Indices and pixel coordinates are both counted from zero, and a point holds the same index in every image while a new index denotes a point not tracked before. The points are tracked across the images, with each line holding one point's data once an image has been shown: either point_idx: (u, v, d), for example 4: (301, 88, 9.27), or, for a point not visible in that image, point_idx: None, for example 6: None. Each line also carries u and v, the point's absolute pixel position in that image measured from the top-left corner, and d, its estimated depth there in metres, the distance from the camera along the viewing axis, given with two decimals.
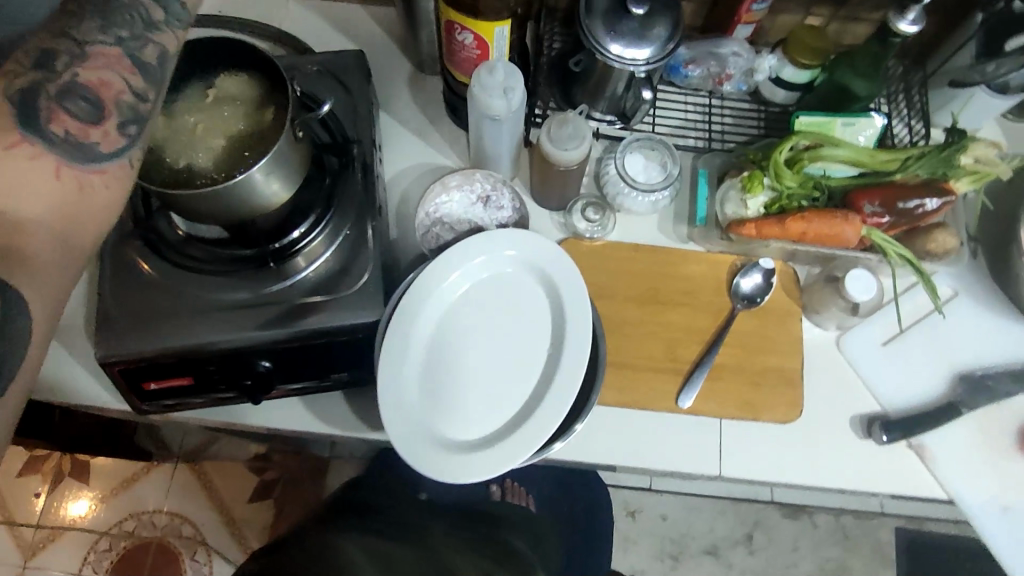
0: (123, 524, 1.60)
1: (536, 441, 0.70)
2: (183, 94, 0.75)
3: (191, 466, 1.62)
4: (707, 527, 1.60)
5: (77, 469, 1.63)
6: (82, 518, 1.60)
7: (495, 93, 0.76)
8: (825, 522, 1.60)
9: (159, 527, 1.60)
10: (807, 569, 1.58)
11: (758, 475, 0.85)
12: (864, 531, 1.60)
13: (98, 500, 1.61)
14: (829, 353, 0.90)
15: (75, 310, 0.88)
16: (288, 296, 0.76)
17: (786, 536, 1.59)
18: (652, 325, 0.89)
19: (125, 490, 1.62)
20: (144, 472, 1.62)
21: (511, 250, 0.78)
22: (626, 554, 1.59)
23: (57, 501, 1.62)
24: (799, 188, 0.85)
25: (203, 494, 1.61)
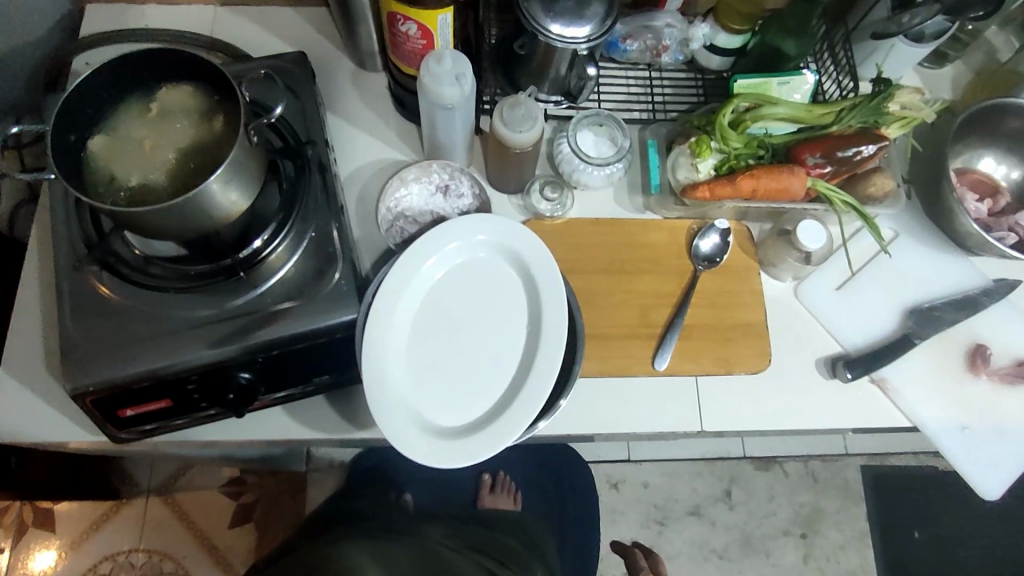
0: (97, 569, 1.54)
1: (528, 416, 0.71)
2: (124, 110, 0.73)
3: (164, 499, 1.58)
4: (687, 488, 1.65)
5: (39, 519, 1.56)
6: (50, 569, 1.53)
7: (447, 81, 0.77)
8: (796, 469, 1.67)
9: (137, 567, 1.54)
10: (784, 516, 1.65)
11: (737, 425, 0.89)
12: (833, 472, 1.68)
13: (67, 548, 1.55)
14: (788, 302, 0.95)
15: (30, 345, 0.84)
16: (260, 305, 0.75)
17: (761, 487, 1.66)
18: (621, 294, 0.91)
19: (95, 533, 1.56)
20: (114, 512, 1.56)
21: (480, 235, 0.79)
22: (614, 526, 1.62)
23: (21, 554, 1.54)
24: (745, 148, 0.89)
25: (180, 525, 1.57)
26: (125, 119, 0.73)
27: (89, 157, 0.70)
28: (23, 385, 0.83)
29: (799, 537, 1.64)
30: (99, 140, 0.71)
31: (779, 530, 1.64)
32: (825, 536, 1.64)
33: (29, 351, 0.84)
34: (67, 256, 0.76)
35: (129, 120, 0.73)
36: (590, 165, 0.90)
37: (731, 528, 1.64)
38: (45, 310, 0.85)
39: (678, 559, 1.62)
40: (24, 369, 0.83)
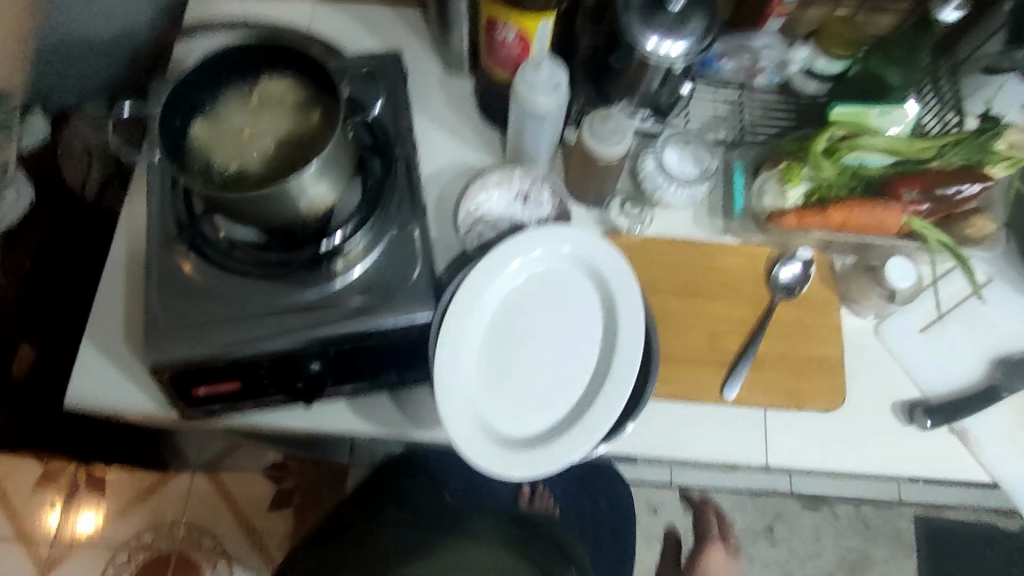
0: (142, 536, 1.58)
1: (596, 435, 0.71)
2: (227, 96, 0.75)
3: (209, 476, 1.60)
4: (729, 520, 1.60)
5: (93, 480, 1.61)
6: (98, 531, 1.58)
7: (542, 89, 0.77)
8: (845, 512, 1.61)
9: (178, 539, 1.58)
10: (829, 559, 1.59)
11: (804, 464, 0.85)
12: (884, 520, 1.61)
13: (115, 512, 1.59)
14: (867, 341, 0.91)
15: (111, 316, 0.86)
16: (337, 298, 0.76)
17: (807, 527, 1.61)
18: (694, 317, 0.89)
19: (143, 502, 1.60)
20: (162, 483, 1.60)
21: (565, 246, 0.77)
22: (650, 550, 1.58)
23: (72, 514, 1.59)
24: (838, 178, 0.86)
25: (222, 503, 1.60)
26: (227, 105, 0.75)
27: (191, 141, 0.72)
28: (104, 354, 0.85)
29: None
30: (202, 125, 0.73)
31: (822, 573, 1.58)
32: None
33: (110, 322, 0.86)
34: (159, 235, 0.78)
35: (230, 106, 0.74)
36: (673, 184, 0.90)
37: (770, 565, 1.59)
38: (130, 283, 0.87)
39: None
40: (105, 338, 0.86)
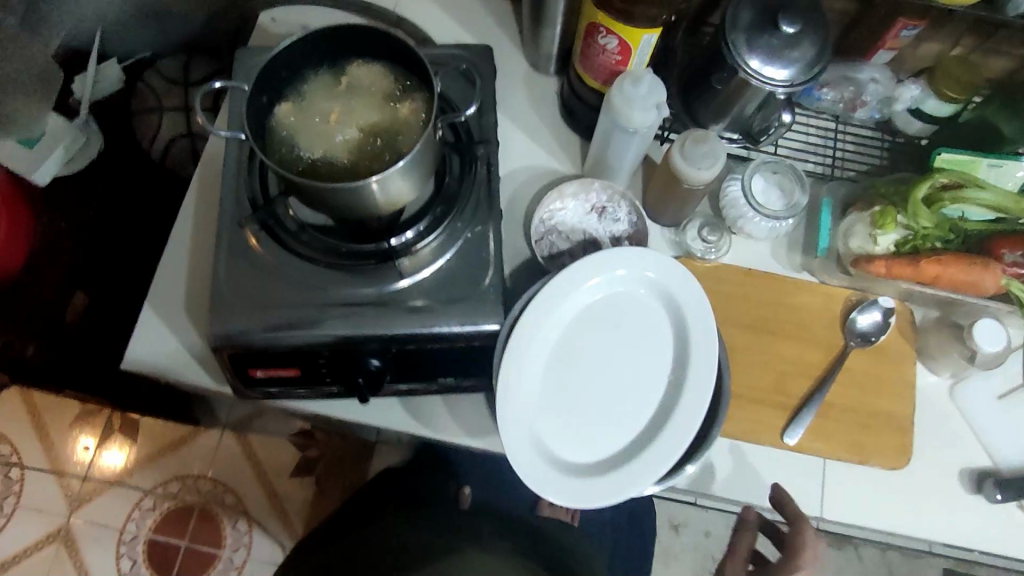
0: (169, 485, 1.54)
1: (656, 472, 0.69)
2: (316, 79, 0.73)
3: (239, 435, 1.57)
4: None
5: (127, 424, 1.57)
6: (128, 474, 1.54)
7: (638, 105, 0.74)
8: (871, 555, 1.57)
9: (203, 493, 1.53)
10: None
11: (861, 521, 0.82)
12: (910, 569, 1.56)
13: (145, 459, 1.55)
14: (940, 400, 0.87)
15: (175, 284, 0.86)
16: (404, 296, 0.74)
17: (829, 566, 1.56)
18: (763, 355, 0.86)
19: (173, 452, 1.56)
20: (193, 435, 1.57)
21: (646, 271, 0.74)
22: (667, 568, 1.55)
23: (102, 454, 1.55)
24: (934, 230, 0.81)
25: (247, 464, 1.55)
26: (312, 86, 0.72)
27: (275, 123, 0.71)
28: (164, 322, 0.85)
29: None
30: (288, 107, 0.71)
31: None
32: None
33: (174, 290, 0.86)
34: (232, 212, 0.77)
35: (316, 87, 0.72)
36: (758, 214, 0.85)
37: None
38: (195, 254, 0.87)
39: None
40: (166, 305, 0.85)
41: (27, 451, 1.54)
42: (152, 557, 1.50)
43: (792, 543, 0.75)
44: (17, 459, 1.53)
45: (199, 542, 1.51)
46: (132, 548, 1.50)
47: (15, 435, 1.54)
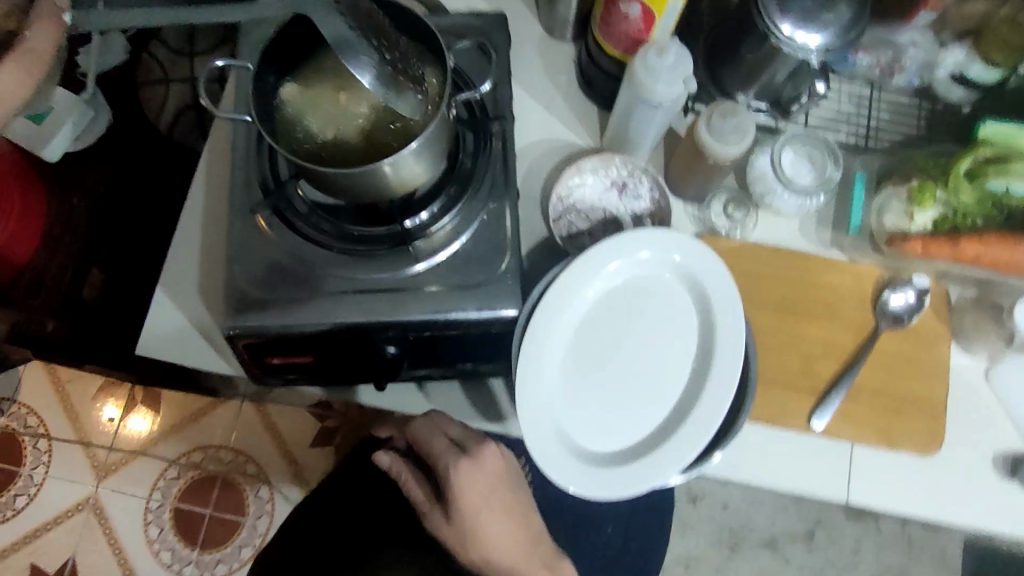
0: (191, 456, 1.56)
1: (684, 460, 0.67)
2: (320, 56, 0.70)
3: (257, 407, 1.58)
4: (769, 519, 1.56)
5: (148, 396, 1.58)
6: (152, 445, 1.56)
7: (663, 79, 0.70)
8: (890, 528, 1.56)
9: (226, 463, 1.55)
10: (867, 572, 1.54)
11: (888, 506, 0.80)
12: (930, 540, 1.55)
13: (166, 431, 1.57)
14: (974, 382, 0.83)
15: (187, 267, 0.84)
16: (419, 282, 0.72)
17: (848, 537, 1.56)
18: (789, 336, 0.83)
19: (194, 423, 1.57)
20: (212, 407, 1.58)
21: (675, 256, 0.71)
22: (684, 538, 1.55)
23: (126, 426, 1.57)
24: (976, 205, 0.76)
25: (266, 434, 1.57)
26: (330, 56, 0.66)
27: (282, 103, 0.68)
28: (178, 306, 0.84)
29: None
30: (293, 87, 0.69)
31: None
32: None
33: (186, 273, 0.84)
34: (241, 196, 0.75)
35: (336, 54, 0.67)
36: (787, 189, 0.81)
37: (805, 569, 1.54)
38: (206, 235, 0.85)
39: None
40: (178, 288, 0.84)
41: (53, 422, 1.56)
42: (178, 525, 1.52)
43: (428, 458, 0.76)
44: (44, 431, 1.55)
45: (221, 510, 1.53)
46: (158, 517, 1.52)
47: (40, 407, 1.56)
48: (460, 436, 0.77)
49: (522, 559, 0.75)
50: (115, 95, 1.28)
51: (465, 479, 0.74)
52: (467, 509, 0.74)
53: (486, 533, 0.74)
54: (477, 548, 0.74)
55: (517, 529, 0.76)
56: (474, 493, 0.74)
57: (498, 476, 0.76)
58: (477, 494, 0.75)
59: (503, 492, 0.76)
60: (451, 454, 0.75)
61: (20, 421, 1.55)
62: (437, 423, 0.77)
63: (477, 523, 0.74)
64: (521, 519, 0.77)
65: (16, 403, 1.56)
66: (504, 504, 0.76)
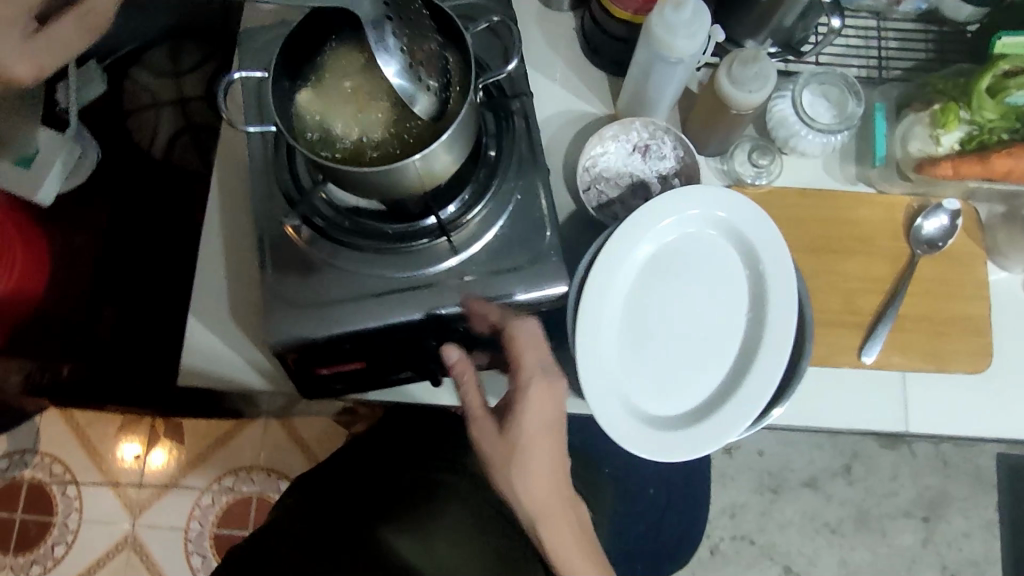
0: (224, 480, 1.53)
1: (754, 412, 0.67)
2: (332, 56, 0.68)
3: (281, 422, 1.54)
4: (807, 459, 1.52)
5: (171, 427, 1.54)
6: (183, 475, 1.53)
7: (681, 32, 0.69)
8: (924, 451, 1.52)
9: (258, 483, 1.53)
10: (908, 498, 1.51)
11: (946, 429, 0.81)
12: (964, 458, 1.52)
13: (195, 460, 1.54)
14: (1012, 296, 0.84)
15: (216, 289, 0.83)
16: (462, 272, 0.71)
17: (885, 466, 1.52)
18: (829, 275, 0.83)
19: (222, 447, 1.54)
20: (237, 429, 1.54)
21: (720, 211, 0.71)
22: (723, 490, 1.52)
23: (153, 460, 1.54)
24: (1001, 120, 0.76)
25: (296, 448, 1.54)
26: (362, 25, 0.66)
27: (300, 111, 0.66)
28: (211, 330, 0.82)
29: (920, 521, 1.50)
30: (309, 92, 0.66)
31: (900, 512, 1.50)
32: (949, 524, 1.50)
33: (216, 296, 0.83)
34: (268, 210, 0.74)
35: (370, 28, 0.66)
36: (810, 130, 0.81)
37: (846, 503, 1.51)
38: (230, 254, 0.84)
39: (787, 529, 1.50)
40: (209, 311, 0.83)
41: (79, 467, 1.53)
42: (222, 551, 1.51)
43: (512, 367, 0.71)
44: (71, 477, 1.52)
45: None
46: (200, 545, 1.50)
47: (63, 454, 1.53)
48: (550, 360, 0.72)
49: (555, 494, 0.72)
50: (101, 127, 1.23)
51: (538, 402, 0.71)
52: (528, 429, 0.71)
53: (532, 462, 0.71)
54: (521, 470, 0.71)
55: (560, 465, 0.73)
56: (544, 415, 0.71)
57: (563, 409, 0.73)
58: (544, 417, 0.71)
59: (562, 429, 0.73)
60: (538, 372, 0.71)
61: (46, 470, 1.52)
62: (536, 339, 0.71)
63: (530, 445, 0.71)
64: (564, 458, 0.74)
65: (38, 453, 1.52)
66: (558, 437, 0.73)
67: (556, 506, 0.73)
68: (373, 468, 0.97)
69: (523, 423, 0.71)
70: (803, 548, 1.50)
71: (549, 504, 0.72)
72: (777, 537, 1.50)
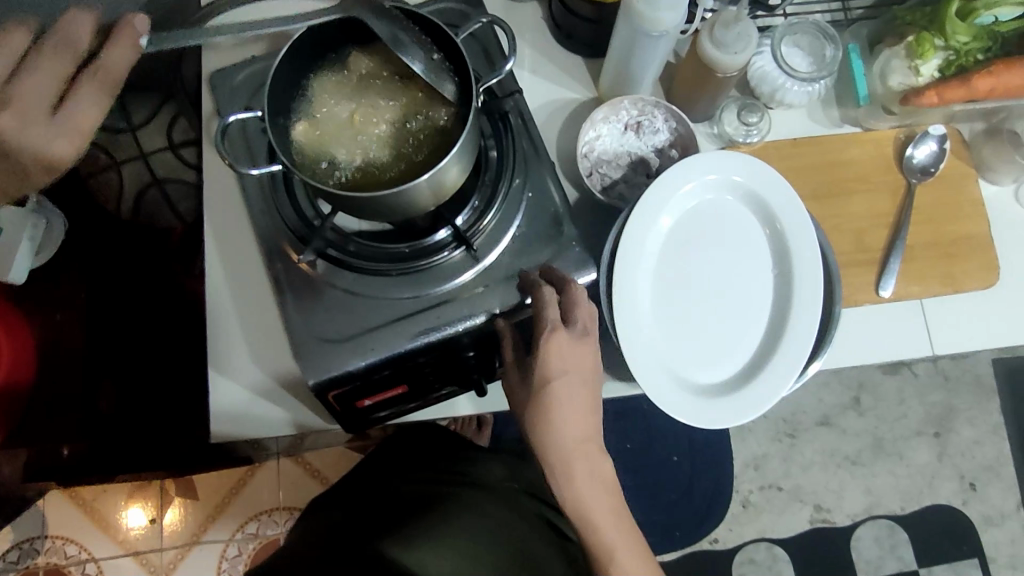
0: (247, 527, 1.48)
1: (799, 364, 0.68)
2: (320, 85, 0.66)
3: (295, 458, 1.50)
4: (816, 398, 1.54)
5: (182, 485, 1.49)
6: (203, 531, 1.48)
7: (665, 4, 0.69)
8: (924, 369, 1.55)
9: (282, 524, 1.48)
10: (917, 418, 1.53)
11: (969, 346, 0.84)
12: (962, 369, 1.56)
13: (213, 514, 1.48)
14: (1007, 208, 0.87)
15: (233, 340, 0.81)
16: (489, 279, 0.70)
17: (891, 391, 1.54)
18: (834, 218, 0.84)
19: (238, 495, 1.49)
20: (250, 475, 1.49)
21: (736, 175, 0.72)
22: (745, 444, 1.51)
23: (169, 522, 1.48)
24: (974, 41, 0.79)
25: (315, 481, 1.49)
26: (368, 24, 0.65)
27: (300, 145, 0.64)
28: (235, 381, 0.80)
29: (932, 436, 1.53)
30: (304, 125, 0.65)
31: (912, 431, 1.53)
32: (959, 433, 1.53)
33: (234, 346, 0.81)
34: (281, 251, 0.72)
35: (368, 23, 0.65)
36: (793, 81, 0.82)
37: (862, 434, 1.53)
38: (239, 302, 0.82)
39: (811, 469, 1.51)
40: (229, 362, 0.81)
41: (94, 543, 1.47)
42: None
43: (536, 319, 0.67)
44: (88, 555, 1.46)
45: None
46: None
47: (76, 533, 1.47)
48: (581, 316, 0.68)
49: (577, 448, 0.68)
50: (65, 194, 1.23)
51: (558, 352, 0.66)
52: (547, 379, 0.67)
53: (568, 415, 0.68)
54: (540, 421, 0.67)
55: (587, 417, 0.69)
56: (563, 363, 0.67)
57: (589, 360, 0.68)
58: (565, 366, 0.67)
59: (589, 383, 0.68)
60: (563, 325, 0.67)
61: (60, 553, 1.46)
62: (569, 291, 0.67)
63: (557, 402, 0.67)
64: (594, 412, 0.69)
65: (49, 538, 1.46)
66: (589, 388, 0.69)
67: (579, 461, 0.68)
68: (384, 486, 0.98)
69: (540, 371, 0.67)
70: (829, 485, 1.50)
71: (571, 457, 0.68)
72: (802, 479, 1.50)
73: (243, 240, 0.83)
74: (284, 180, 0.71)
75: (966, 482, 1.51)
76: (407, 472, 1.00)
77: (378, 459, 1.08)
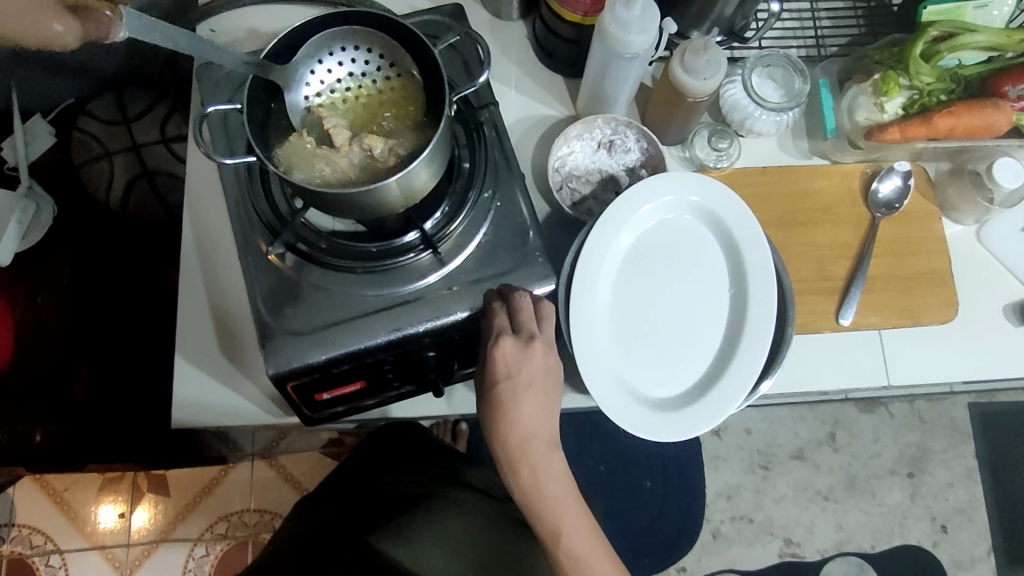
0: (215, 528, 1.47)
1: (750, 381, 0.70)
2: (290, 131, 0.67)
3: (268, 461, 1.49)
4: (790, 432, 1.54)
5: (155, 480, 1.49)
6: (171, 528, 1.47)
7: (634, 28, 0.72)
8: (901, 409, 1.55)
9: (251, 526, 1.47)
10: (891, 458, 1.53)
11: (927, 379, 0.85)
12: (939, 411, 1.55)
13: (182, 511, 1.48)
14: (968, 247, 0.89)
15: (203, 329, 0.83)
16: (450, 282, 0.72)
17: (866, 429, 1.54)
18: (799, 246, 0.86)
19: (208, 494, 1.48)
20: (222, 474, 1.49)
21: (694, 196, 0.74)
22: (717, 473, 1.51)
23: (137, 517, 1.47)
24: (937, 82, 0.83)
25: (286, 485, 1.48)
26: (332, 43, 0.66)
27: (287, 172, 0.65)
28: (201, 370, 0.82)
29: (906, 477, 1.52)
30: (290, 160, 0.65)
31: (885, 471, 1.52)
32: (932, 475, 1.52)
33: (202, 335, 0.82)
34: (251, 242, 0.74)
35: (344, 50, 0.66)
36: (763, 110, 0.84)
37: (835, 470, 1.52)
38: (211, 292, 0.84)
39: (783, 503, 1.50)
40: (197, 352, 0.82)
41: (60, 534, 1.46)
42: None
43: (488, 330, 0.67)
44: (53, 546, 1.45)
45: None
46: None
47: (44, 524, 1.46)
48: (526, 323, 0.68)
49: (533, 444, 0.68)
50: (54, 181, 1.23)
51: (505, 357, 0.67)
52: (495, 383, 0.67)
53: (527, 422, 0.68)
54: (491, 417, 0.68)
55: (541, 416, 0.68)
56: (510, 370, 0.67)
57: (546, 365, 0.68)
58: (513, 370, 0.67)
59: (540, 386, 0.68)
60: (506, 334, 0.67)
61: (25, 542, 1.45)
62: (513, 298, 0.68)
63: (517, 414, 0.67)
64: (549, 411, 0.69)
65: (16, 526, 1.45)
66: (542, 391, 0.68)
67: (534, 456, 0.68)
68: (362, 485, 0.97)
69: (488, 374, 0.67)
70: (800, 518, 1.50)
71: (528, 453, 0.68)
72: (775, 511, 1.50)
73: (220, 231, 0.85)
74: (260, 172, 0.73)
75: (937, 524, 1.50)
76: (371, 471, 1.00)
77: (349, 461, 1.07)
